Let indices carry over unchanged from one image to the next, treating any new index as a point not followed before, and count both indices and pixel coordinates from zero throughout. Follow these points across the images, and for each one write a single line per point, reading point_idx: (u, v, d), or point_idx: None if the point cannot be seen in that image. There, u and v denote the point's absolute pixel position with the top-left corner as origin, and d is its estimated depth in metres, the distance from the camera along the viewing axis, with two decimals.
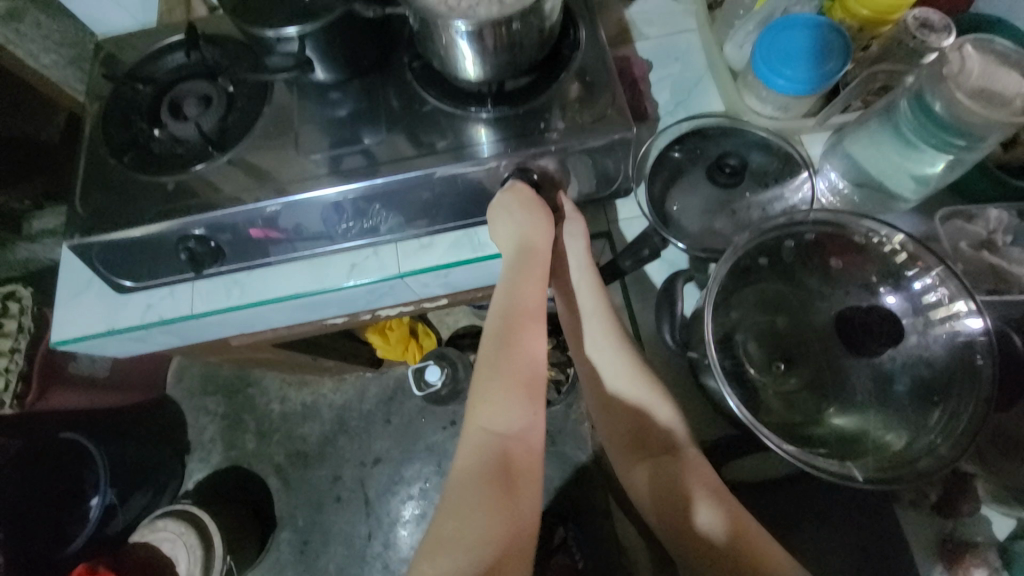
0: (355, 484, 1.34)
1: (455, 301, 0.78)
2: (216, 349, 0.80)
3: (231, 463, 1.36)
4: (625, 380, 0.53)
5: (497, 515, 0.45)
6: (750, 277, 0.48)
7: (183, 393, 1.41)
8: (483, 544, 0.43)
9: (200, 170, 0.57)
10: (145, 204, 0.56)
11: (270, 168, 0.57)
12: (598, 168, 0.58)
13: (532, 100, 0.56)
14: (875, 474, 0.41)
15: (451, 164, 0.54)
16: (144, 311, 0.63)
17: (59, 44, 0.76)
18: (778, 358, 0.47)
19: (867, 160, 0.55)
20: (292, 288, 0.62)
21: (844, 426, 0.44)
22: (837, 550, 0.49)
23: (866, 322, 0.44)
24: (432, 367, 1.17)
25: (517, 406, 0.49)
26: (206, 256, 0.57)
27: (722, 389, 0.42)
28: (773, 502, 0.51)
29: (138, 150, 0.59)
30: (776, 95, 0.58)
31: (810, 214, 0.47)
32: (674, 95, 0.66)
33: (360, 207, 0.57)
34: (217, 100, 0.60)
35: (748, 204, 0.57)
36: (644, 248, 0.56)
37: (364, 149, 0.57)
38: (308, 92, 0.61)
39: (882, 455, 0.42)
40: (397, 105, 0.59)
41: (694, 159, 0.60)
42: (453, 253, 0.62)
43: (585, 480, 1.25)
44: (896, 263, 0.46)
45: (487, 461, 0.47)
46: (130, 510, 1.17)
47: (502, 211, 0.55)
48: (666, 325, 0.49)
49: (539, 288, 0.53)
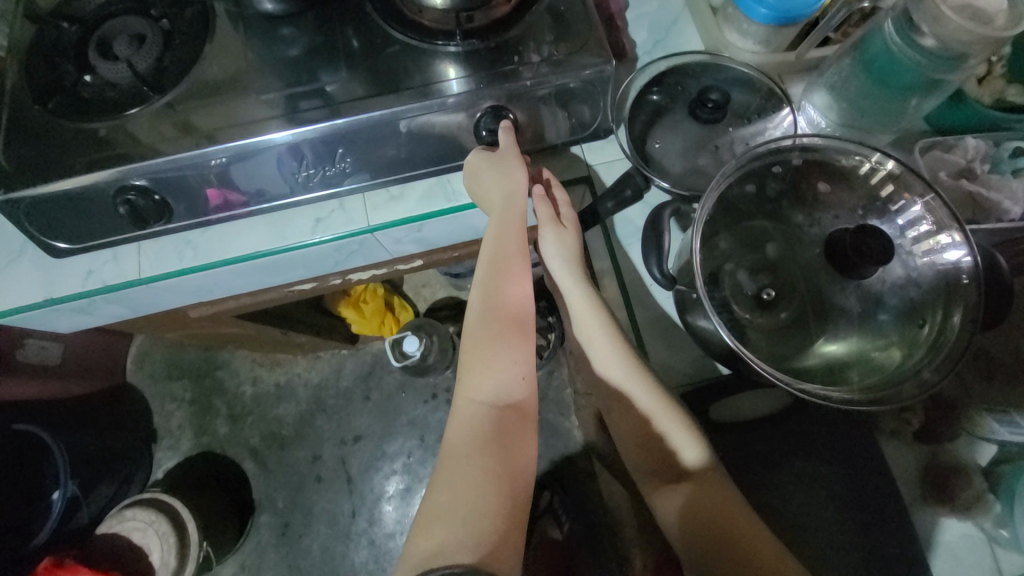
0: (335, 462, 1.31)
1: (431, 261, 0.75)
2: (175, 321, 0.75)
3: (202, 449, 1.31)
4: (603, 356, 0.52)
5: (496, 479, 0.43)
6: (738, 210, 0.47)
7: (146, 380, 1.34)
8: (478, 513, 0.41)
9: (135, 114, 0.51)
10: (74, 152, 0.50)
11: (216, 112, 0.51)
12: (575, 107, 0.54)
13: (503, 34, 0.52)
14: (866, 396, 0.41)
15: (417, 102, 0.50)
16: (86, 278, 0.57)
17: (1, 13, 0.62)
18: (768, 287, 0.45)
19: (847, 98, 0.54)
20: (252, 249, 0.57)
21: (836, 356, 0.44)
22: (824, 479, 0.50)
23: (861, 240, 0.42)
24: (409, 337, 1.07)
25: (507, 372, 0.47)
26: (150, 212, 0.52)
27: (714, 322, 0.41)
28: (760, 440, 0.51)
29: (63, 95, 0.52)
30: (758, 28, 0.56)
31: (799, 138, 0.45)
32: (652, 33, 0.63)
33: (321, 153, 0.52)
34: (151, 37, 0.53)
35: (731, 140, 0.55)
36: (626, 188, 0.53)
37: (321, 89, 0.52)
38: (256, 27, 0.55)
39: (867, 380, 0.42)
40: (357, 42, 0.54)
41: (675, 97, 0.58)
42: (426, 204, 0.58)
43: (570, 445, 1.25)
44: (882, 195, 0.46)
45: (479, 430, 0.45)
46: (95, 502, 1.12)
47: (483, 167, 0.51)
48: (653, 260, 0.46)
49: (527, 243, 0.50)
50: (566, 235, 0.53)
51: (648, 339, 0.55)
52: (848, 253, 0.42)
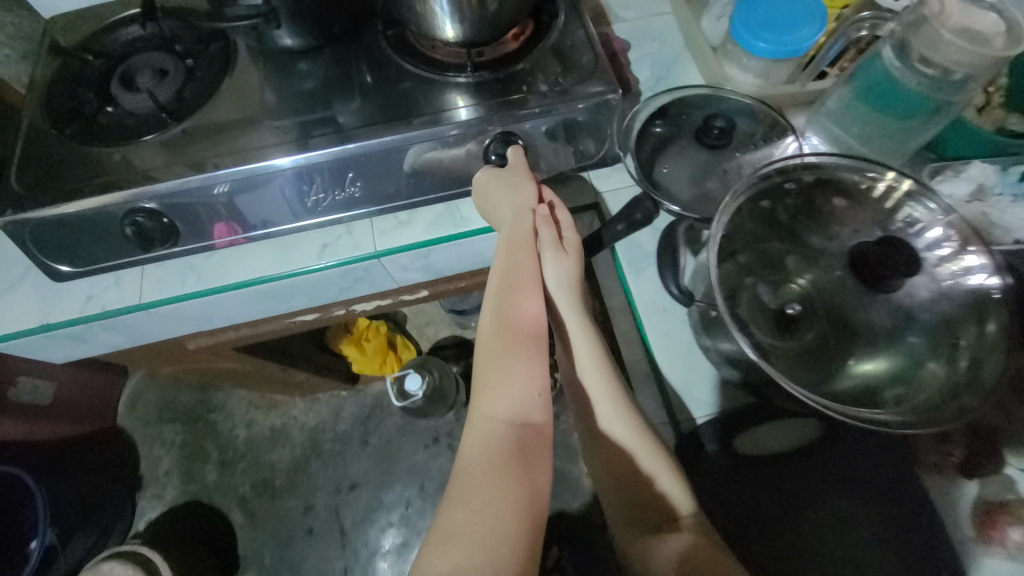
0: (329, 513, 1.23)
1: (436, 292, 0.73)
2: (171, 354, 0.73)
3: (189, 497, 1.23)
4: (598, 399, 0.48)
5: (514, 503, 0.40)
6: (756, 225, 0.46)
7: (137, 423, 1.28)
8: (499, 541, 0.38)
9: (149, 140, 0.52)
10: (87, 176, 0.51)
11: (229, 137, 0.52)
12: (581, 135, 0.56)
13: (511, 66, 0.54)
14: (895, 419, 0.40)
15: (428, 128, 0.51)
16: (86, 302, 0.56)
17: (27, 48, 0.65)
18: (792, 301, 0.45)
19: (853, 130, 0.56)
20: (257, 272, 0.57)
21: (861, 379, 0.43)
22: (859, 518, 0.47)
23: (886, 253, 0.43)
24: (411, 375, 1.03)
25: (522, 389, 0.44)
26: (156, 233, 0.51)
27: (739, 341, 0.40)
28: (792, 475, 0.48)
29: (83, 123, 0.54)
30: (757, 61, 0.58)
31: (805, 156, 0.46)
32: (654, 71, 0.65)
33: (330, 177, 0.53)
34: (173, 72, 0.56)
35: (739, 164, 0.56)
36: (636, 211, 0.53)
37: (333, 117, 0.53)
38: (274, 62, 0.57)
39: (903, 407, 0.41)
40: (371, 75, 0.56)
41: (678, 129, 0.59)
42: (434, 230, 0.58)
43: (579, 495, 1.17)
44: (900, 217, 0.45)
45: (495, 450, 0.42)
46: (72, 553, 1.05)
47: (494, 184, 0.51)
48: (669, 276, 0.51)
49: (537, 259, 0.49)
50: (565, 262, 0.49)
51: (665, 366, 0.52)
52: (874, 265, 0.43)
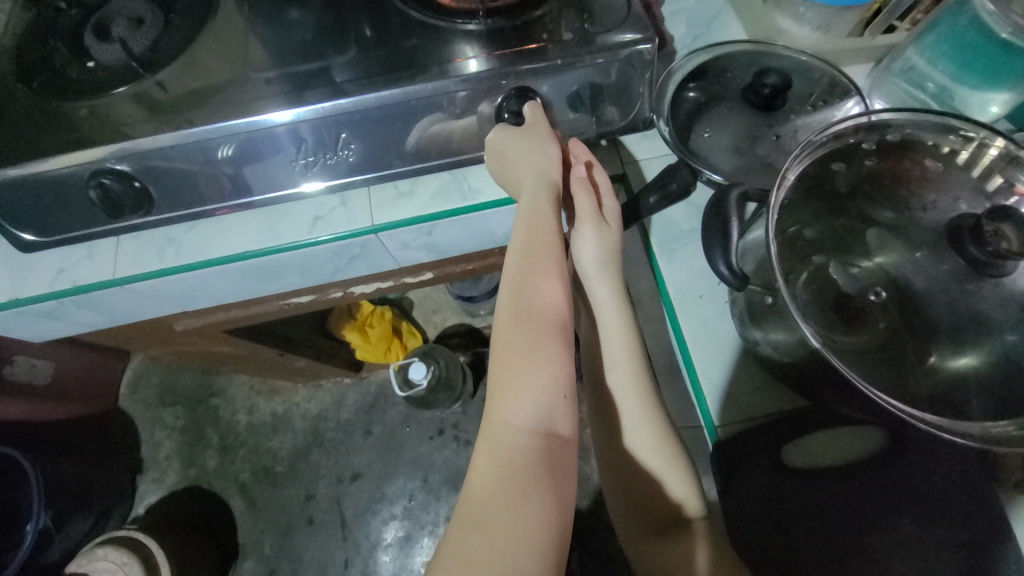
0: (330, 504, 1.20)
1: (442, 275, 0.67)
2: (158, 335, 0.68)
3: (189, 482, 1.21)
4: (619, 394, 0.43)
5: (534, 523, 0.34)
6: (820, 193, 0.40)
7: (139, 406, 1.25)
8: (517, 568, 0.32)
9: (121, 93, 0.47)
10: (50, 133, 0.45)
11: (209, 90, 0.46)
12: (609, 94, 0.48)
13: (528, 12, 0.47)
14: (994, 427, 0.34)
15: (434, 79, 0.44)
16: (56, 277, 0.51)
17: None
18: (876, 286, 0.39)
19: (929, 86, 0.50)
20: (245, 246, 0.51)
21: (939, 381, 0.36)
22: (936, 548, 0.38)
23: (997, 227, 0.36)
24: (416, 363, 0.96)
25: (544, 386, 0.38)
26: (126, 199, 0.45)
27: (801, 327, 0.34)
28: (853, 491, 0.41)
29: (50, 76, 0.48)
30: (816, 12, 0.51)
31: (871, 114, 0.39)
32: (691, 27, 0.57)
33: (322, 138, 0.46)
34: (151, 20, 0.50)
35: (795, 128, 0.49)
36: (672, 181, 0.45)
37: (326, 69, 0.47)
38: (263, 9, 0.51)
39: (993, 414, 0.35)
40: (370, 22, 0.49)
41: (719, 91, 0.52)
42: (438, 202, 0.51)
43: (590, 495, 1.11)
44: (991, 187, 0.39)
45: (518, 464, 0.35)
46: (68, 538, 1.01)
47: (511, 147, 0.45)
48: (719, 256, 0.39)
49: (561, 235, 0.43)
50: (592, 240, 0.44)
51: (699, 359, 0.46)
52: (984, 239, 0.36)
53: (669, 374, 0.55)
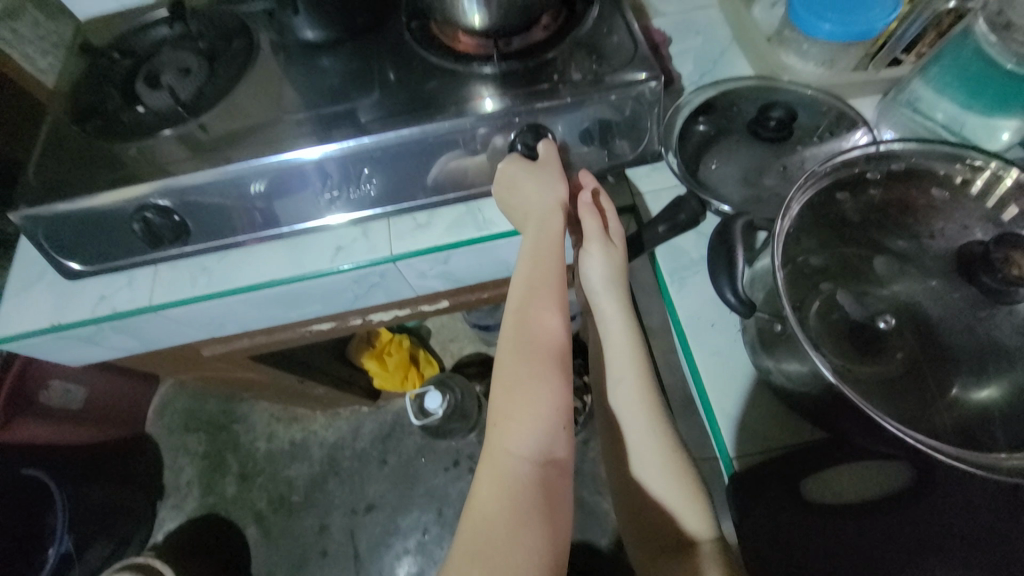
0: (344, 535, 1.18)
1: (457, 304, 0.69)
2: (185, 360, 0.71)
3: (207, 510, 1.21)
4: (627, 424, 0.43)
5: (529, 553, 0.33)
6: (827, 221, 0.40)
7: (163, 431, 1.28)
8: None
9: (167, 134, 0.51)
10: (101, 171, 0.49)
11: (244, 131, 0.50)
12: (618, 128, 0.50)
13: (540, 56, 0.50)
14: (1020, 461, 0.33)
15: (451, 118, 0.47)
16: (96, 303, 0.54)
17: (58, 47, 0.65)
18: (885, 313, 0.39)
19: (938, 115, 0.51)
20: (267, 276, 0.53)
21: (961, 413, 0.35)
22: None
23: (1005, 254, 0.36)
24: (432, 392, 0.99)
25: (544, 415, 0.38)
26: (166, 232, 0.49)
27: (812, 356, 0.34)
28: (878, 528, 0.39)
29: (103, 119, 0.53)
30: (820, 47, 0.53)
31: (879, 144, 0.39)
32: (698, 65, 0.59)
33: (345, 174, 0.49)
34: (196, 70, 0.55)
35: (801, 158, 0.51)
36: (680, 213, 0.47)
37: (350, 110, 0.50)
38: (297, 58, 0.56)
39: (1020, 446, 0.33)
40: (393, 67, 0.53)
41: (727, 123, 0.53)
42: (453, 233, 0.53)
43: (608, 532, 1.07)
44: (1005, 217, 0.38)
45: (518, 495, 0.35)
46: (87, 563, 1.02)
47: (521, 180, 0.46)
48: (724, 283, 0.39)
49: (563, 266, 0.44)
50: (596, 271, 0.45)
51: (711, 388, 0.46)
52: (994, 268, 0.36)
53: (685, 404, 0.54)
